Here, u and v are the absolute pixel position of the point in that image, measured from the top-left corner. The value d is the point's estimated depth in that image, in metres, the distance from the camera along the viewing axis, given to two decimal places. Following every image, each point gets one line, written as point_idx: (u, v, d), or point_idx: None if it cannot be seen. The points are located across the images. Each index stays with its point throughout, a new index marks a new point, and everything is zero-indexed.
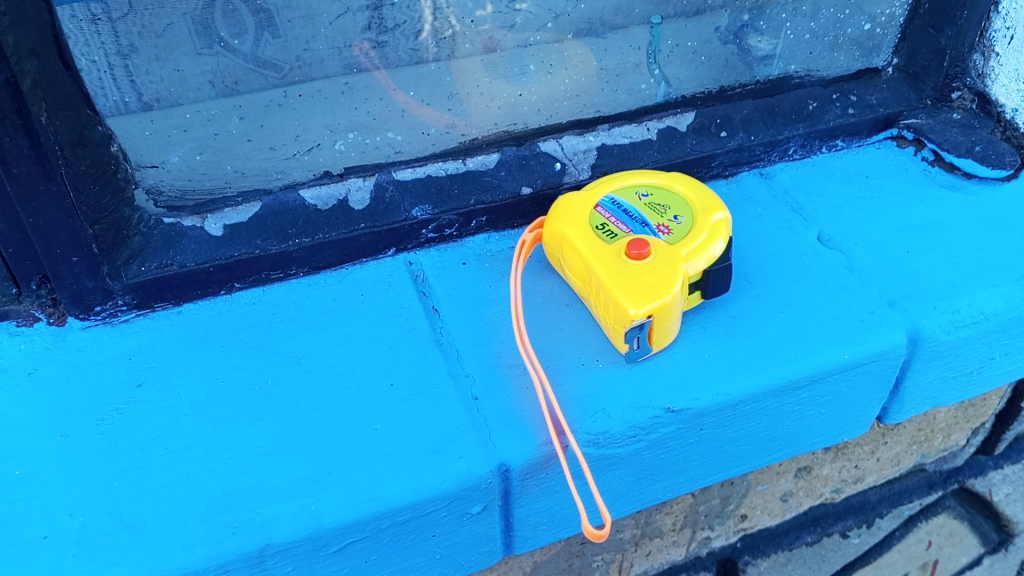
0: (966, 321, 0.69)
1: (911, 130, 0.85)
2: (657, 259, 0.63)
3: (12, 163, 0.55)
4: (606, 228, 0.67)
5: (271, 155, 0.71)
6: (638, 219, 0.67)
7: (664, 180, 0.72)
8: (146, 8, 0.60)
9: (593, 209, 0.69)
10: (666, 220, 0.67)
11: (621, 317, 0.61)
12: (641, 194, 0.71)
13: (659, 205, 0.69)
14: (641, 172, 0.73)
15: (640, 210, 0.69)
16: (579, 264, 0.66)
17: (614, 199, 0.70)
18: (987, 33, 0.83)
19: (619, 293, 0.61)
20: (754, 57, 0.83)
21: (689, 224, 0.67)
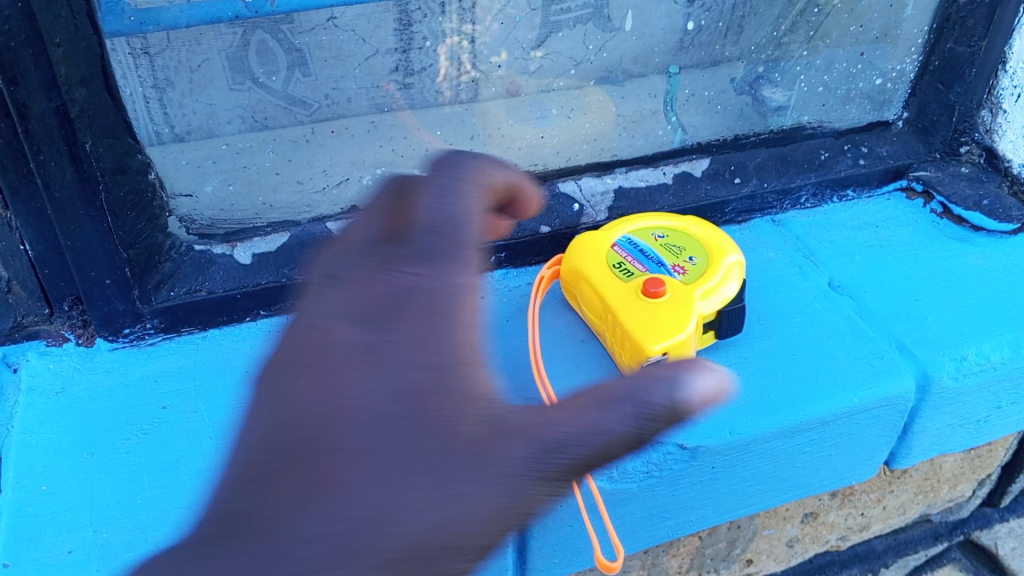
0: (974, 369, 0.71)
1: (920, 182, 0.88)
2: (671, 301, 0.65)
3: (56, 187, 0.58)
4: (623, 267, 0.69)
5: (300, 188, 0.73)
6: (654, 259, 0.69)
7: (682, 220, 0.74)
8: (183, 44, 0.63)
9: (611, 247, 0.71)
10: (682, 260, 0.69)
11: (633, 358, 0.63)
12: (657, 235, 0.73)
13: (675, 245, 0.71)
14: (658, 214, 0.75)
15: (657, 251, 0.71)
16: (595, 302, 0.68)
17: (631, 238, 0.72)
18: (995, 90, 0.85)
19: (635, 333, 0.63)
20: (768, 108, 0.85)
21: (704, 266, 0.68)
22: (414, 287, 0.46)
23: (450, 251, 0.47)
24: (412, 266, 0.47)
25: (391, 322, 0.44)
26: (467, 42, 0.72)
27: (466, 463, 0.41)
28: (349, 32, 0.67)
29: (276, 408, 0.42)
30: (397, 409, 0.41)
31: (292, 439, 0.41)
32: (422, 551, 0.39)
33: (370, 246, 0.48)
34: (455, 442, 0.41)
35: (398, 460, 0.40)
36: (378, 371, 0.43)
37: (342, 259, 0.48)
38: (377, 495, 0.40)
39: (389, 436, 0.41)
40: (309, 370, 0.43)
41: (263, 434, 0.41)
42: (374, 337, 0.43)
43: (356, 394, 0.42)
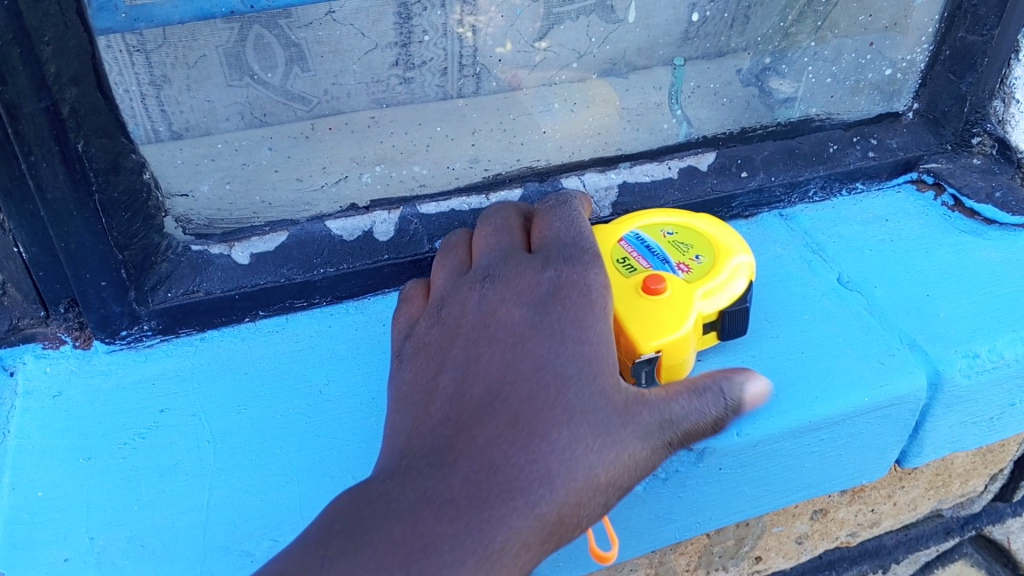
0: (986, 366, 0.69)
1: (931, 174, 0.86)
2: (671, 298, 0.63)
3: (48, 188, 0.57)
4: (626, 262, 0.67)
5: (299, 186, 0.72)
6: (659, 256, 0.68)
7: (690, 218, 0.72)
8: (180, 40, 0.61)
9: (617, 242, 0.70)
10: (688, 259, 0.68)
11: (627, 352, 0.61)
12: (665, 232, 0.71)
13: (683, 243, 0.70)
14: (667, 210, 0.74)
15: (663, 248, 0.69)
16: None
17: (637, 234, 0.71)
18: (1007, 80, 0.83)
19: (631, 328, 0.61)
20: (775, 100, 0.83)
21: (709, 264, 0.67)
22: (563, 280, 0.57)
23: (571, 244, 0.60)
24: (557, 264, 0.58)
25: (558, 307, 0.55)
26: (470, 33, 0.70)
27: (627, 412, 0.52)
28: (346, 26, 0.65)
29: (468, 364, 0.53)
30: (565, 365, 0.52)
31: (482, 387, 0.52)
32: (589, 484, 0.49)
33: (507, 244, 0.62)
34: (617, 402, 0.52)
35: (571, 408, 0.51)
36: (546, 339, 0.53)
37: (491, 254, 0.61)
38: (576, 437, 0.50)
39: (551, 387, 0.51)
40: (503, 338, 0.54)
41: (444, 378, 0.54)
42: (542, 308, 0.55)
43: (548, 356, 0.52)
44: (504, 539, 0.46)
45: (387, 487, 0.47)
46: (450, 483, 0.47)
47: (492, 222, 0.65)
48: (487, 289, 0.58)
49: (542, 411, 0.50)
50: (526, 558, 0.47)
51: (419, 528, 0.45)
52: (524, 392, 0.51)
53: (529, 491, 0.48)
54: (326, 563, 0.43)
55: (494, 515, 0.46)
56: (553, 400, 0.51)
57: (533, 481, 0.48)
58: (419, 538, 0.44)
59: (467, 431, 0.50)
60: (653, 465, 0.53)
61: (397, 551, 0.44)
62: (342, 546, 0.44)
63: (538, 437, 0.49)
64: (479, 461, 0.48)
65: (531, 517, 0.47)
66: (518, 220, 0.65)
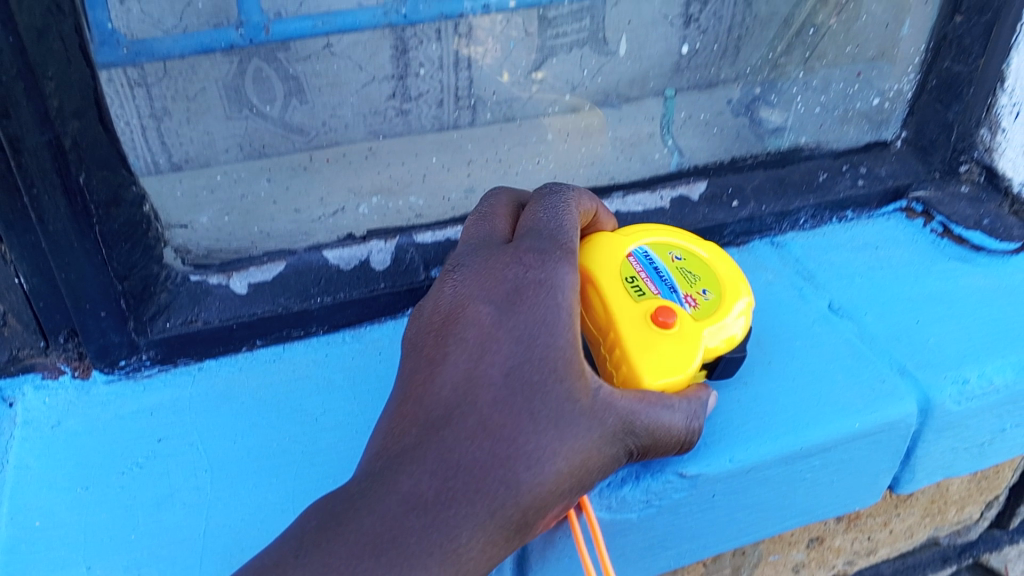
0: (977, 392, 0.70)
1: (920, 202, 0.87)
2: (679, 334, 0.61)
3: (50, 220, 0.58)
4: (636, 283, 0.65)
5: (297, 217, 0.74)
6: (668, 283, 0.67)
7: (698, 245, 0.71)
8: (180, 73, 0.63)
9: (627, 256, 0.67)
10: (695, 292, 0.66)
11: (631, 383, 0.60)
12: (673, 257, 0.70)
13: (690, 273, 0.69)
14: (675, 232, 0.72)
15: (671, 274, 0.68)
16: (599, 314, 0.64)
17: (647, 254, 0.69)
18: (995, 108, 0.83)
19: (638, 362, 0.60)
20: (765, 129, 0.87)
21: (716, 300, 0.66)
22: (534, 274, 0.53)
23: (550, 236, 0.57)
24: (535, 257, 0.55)
25: (526, 303, 0.52)
26: (470, 62, 0.75)
27: (596, 412, 0.51)
28: (345, 59, 0.68)
29: (437, 359, 0.51)
30: (537, 364, 0.50)
31: (453, 382, 0.50)
32: (549, 490, 0.48)
33: (487, 235, 0.59)
34: (584, 403, 0.50)
35: (539, 410, 0.49)
36: (518, 334, 0.51)
37: (470, 244, 0.58)
38: (542, 439, 0.49)
39: (525, 385, 0.49)
40: (473, 330, 0.51)
41: (413, 371, 0.52)
42: (517, 302, 0.52)
43: (522, 354, 0.50)
44: (470, 537, 0.46)
45: (359, 488, 0.46)
46: (418, 482, 0.46)
47: (479, 214, 0.62)
48: (461, 279, 0.55)
49: (515, 414, 0.49)
50: (493, 554, 0.47)
51: (387, 527, 0.45)
52: (494, 391, 0.49)
53: (496, 491, 0.47)
54: (299, 558, 0.43)
55: (461, 512, 0.46)
56: (525, 399, 0.49)
57: (501, 483, 0.47)
58: (389, 533, 0.44)
59: (436, 428, 0.48)
60: (612, 465, 0.52)
61: (365, 547, 0.44)
62: (315, 540, 0.44)
63: (508, 437, 0.48)
64: (447, 459, 0.47)
65: (497, 515, 0.47)
66: (507, 210, 0.62)
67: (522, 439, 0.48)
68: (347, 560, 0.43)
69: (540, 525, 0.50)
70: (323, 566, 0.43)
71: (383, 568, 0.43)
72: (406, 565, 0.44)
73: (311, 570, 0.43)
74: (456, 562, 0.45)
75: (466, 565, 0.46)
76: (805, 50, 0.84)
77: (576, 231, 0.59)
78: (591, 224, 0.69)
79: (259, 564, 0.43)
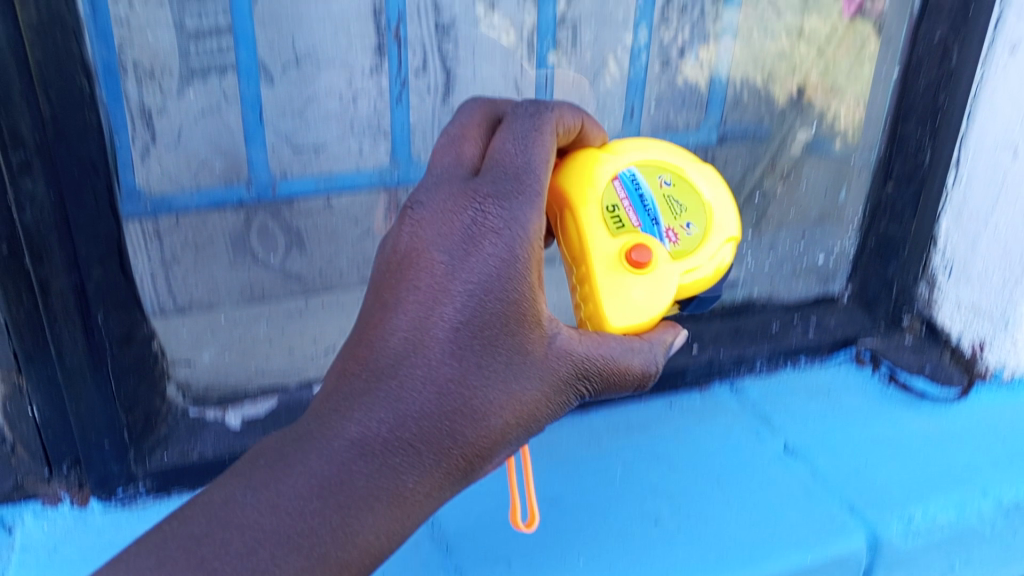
0: (922, 530, 0.75)
1: (869, 351, 0.95)
2: (652, 282, 0.62)
3: (67, 355, 0.65)
4: (617, 216, 0.64)
5: (291, 355, 0.83)
6: (651, 215, 0.65)
7: (695, 170, 0.67)
8: (192, 226, 0.76)
9: (611, 181, 0.65)
10: (679, 226, 0.65)
11: (592, 325, 0.62)
12: (664, 180, 0.66)
13: (678, 201, 0.66)
14: (670, 148, 0.68)
15: (657, 203, 0.65)
16: (572, 241, 0.64)
17: (635, 175, 0.66)
18: (930, 267, 0.93)
19: (605, 313, 0.61)
20: (724, 283, 0.95)
21: (698, 239, 0.65)
22: (488, 219, 0.53)
23: (517, 176, 0.55)
24: (496, 202, 0.53)
25: (483, 250, 0.52)
26: None
27: (546, 361, 0.54)
28: (337, 216, 0.81)
29: (390, 305, 0.52)
30: (488, 321, 0.52)
31: (401, 334, 0.51)
32: (491, 434, 0.52)
33: (452, 164, 0.56)
34: (529, 352, 0.53)
35: (487, 361, 0.52)
36: (470, 289, 0.52)
37: (433, 172, 0.56)
38: (487, 386, 0.52)
39: (474, 341, 0.52)
40: (427, 278, 0.52)
41: (369, 315, 0.53)
42: (473, 251, 0.52)
43: (472, 311, 0.52)
44: (416, 479, 0.50)
45: (308, 428, 0.49)
46: (366, 427, 0.49)
47: (446, 136, 0.58)
48: (418, 216, 0.54)
49: (463, 370, 0.51)
50: (437, 491, 0.51)
51: (335, 470, 0.48)
52: (444, 343, 0.51)
53: (441, 441, 0.50)
54: (248, 493, 0.47)
55: (408, 459, 0.49)
56: (474, 354, 0.52)
57: (447, 433, 0.50)
58: (336, 474, 0.48)
59: (384, 377, 0.50)
60: (556, 413, 0.56)
61: (314, 486, 0.47)
62: (264, 476, 0.47)
63: (456, 390, 0.51)
64: (394, 407, 0.50)
65: (442, 463, 0.50)
66: (479, 129, 0.59)
67: (466, 386, 0.51)
68: (295, 498, 0.47)
69: (485, 467, 0.54)
70: (271, 502, 0.46)
71: (332, 506, 0.47)
72: (353, 504, 0.48)
73: (260, 505, 0.46)
74: (401, 499, 0.49)
75: (408, 502, 0.50)
76: (750, 220, 0.96)
77: (546, 168, 0.56)
78: (577, 137, 0.65)
79: (211, 497, 0.47)
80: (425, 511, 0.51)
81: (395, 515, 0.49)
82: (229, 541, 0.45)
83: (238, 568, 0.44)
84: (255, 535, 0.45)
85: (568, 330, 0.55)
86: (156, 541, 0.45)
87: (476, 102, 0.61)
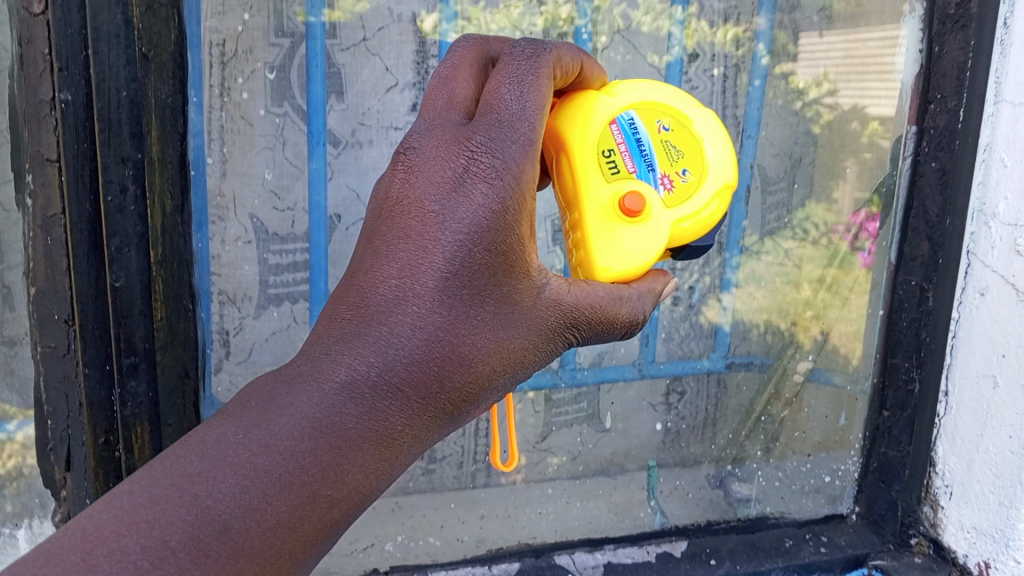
0: None
1: (879, 569, 1.00)
2: (644, 227, 0.71)
3: None
4: (614, 162, 0.72)
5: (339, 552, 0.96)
6: (647, 162, 0.73)
7: (693, 115, 0.75)
8: None
9: (608, 125, 0.73)
10: (673, 173, 0.74)
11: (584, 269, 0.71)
12: (661, 126, 0.74)
13: (673, 146, 0.74)
14: (670, 94, 0.75)
15: (652, 148, 0.74)
16: (570, 184, 0.72)
17: (633, 120, 0.74)
18: (933, 488, 1.00)
19: (598, 257, 0.70)
20: (734, 498, 1.10)
21: (692, 185, 0.74)
22: (478, 167, 0.56)
23: (510, 123, 0.57)
24: (485, 148, 0.56)
25: (472, 194, 0.55)
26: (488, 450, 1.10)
27: (533, 310, 0.59)
28: None
29: (381, 254, 0.55)
30: (476, 270, 0.55)
31: (392, 282, 0.54)
32: (479, 380, 0.57)
33: (445, 107, 0.60)
34: (516, 302, 0.58)
35: (476, 313, 0.56)
36: (460, 238, 0.55)
37: (429, 114, 0.60)
38: (476, 335, 0.56)
39: (463, 290, 0.55)
40: (419, 225, 0.55)
41: (360, 260, 0.56)
42: (462, 197, 0.55)
43: (461, 260, 0.55)
44: (402, 420, 0.54)
45: (299, 371, 0.53)
46: (354, 370, 0.53)
47: (440, 73, 0.62)
48: (411, 165, 0.57)
49: (452, 320, 0.55)
50: (425, 431, 0.56)
51: (323, 413, 0.51)
52: (433, 293, 0.55)
53: (429, 386, 0.55)
54: (239, 434, 0.49)
55: (396, 402, 0.53)
56: (463, 304, 0.55)
57: (435, 379, 0.55)
58: (325, 417, 0.51)
59: (374, 324, 0.54)
60: (542, 359, 0.61)
61: (304, 427, 0.50)
62: (255, 417, 0.50)
63: (444, 337, 0.55)
64: (383, 352, 0.53)
65: (428, 406, 0.55)
66: (471, 69, 0.63)
67: (455, 335, 0.55)
68: (286, 439, 0.49)
69: (472, 409, 0.59)
70: (263, 442, 0.49)
71: (322, 446, 0.50)
72: (342, 445, 0.51)
73: (252, 445, 0.49)
74: (389, 440, 0.53)
75: (397, 439, 0.54)
76: (760, 443, 1.14)
77: (540, 114, 0.59)
78: (579, 78, 0.72)
79: (202, 437, 0.49)
80: (412, 448, 0.55)
81: (383, 453, 0.53)
82: (222, 479, 0.47)
83: (231, 508, 0.47)
84: (248, 475, 0.48)
85: (558, 280, 0.60)
86: (149, 480, 0.47)
87: (467, 40, 0.65)
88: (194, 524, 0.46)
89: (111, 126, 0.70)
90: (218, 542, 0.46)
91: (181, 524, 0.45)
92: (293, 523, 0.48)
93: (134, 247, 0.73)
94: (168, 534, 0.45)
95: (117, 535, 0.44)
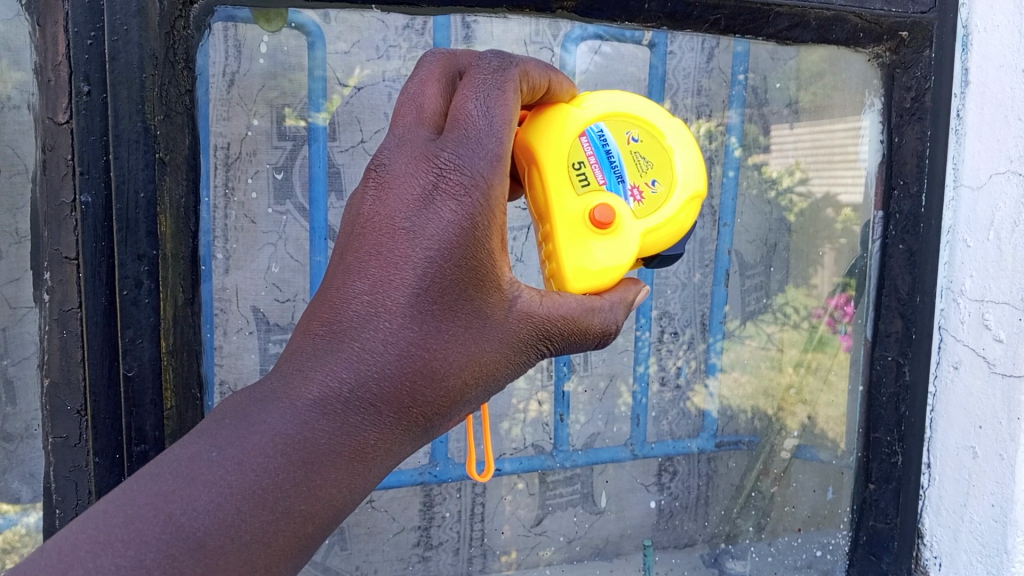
0: None
1: None
2: (614, 238, 0.71)
3: None
4: (584, 175, 0.72)
5: None
6: (617, 172, 0.73)
7: (663, 127, 0.75)
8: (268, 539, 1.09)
9: (578, 138, 0.73)
10: (644, 183, 0.74)
11: (557, 281, 0.72)
12: (630, 137, 0.75)
13: (643, 157, 0.74)
14: (639, 103, 0.76)
15: (623, 160, 0.74)
16: (541, 197, 0.73)
17: (603, 131, 0.74)
18: (922, 560, 1.04)
19: (568, 270, 0.70)
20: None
21: (662, 196, 0.74)
22: (446, 184, 0.57)
23: (477, 138, 0.58)
24: (452, 164, 0.57)
25: (439, 211, 0.57)
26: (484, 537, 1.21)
27: (506, 323, 0.60)
28: (381, 515, 1.16)
29: (353, 271, 0.57)
30: (447, 286, 0.57)
31: (363, 299, 0.56)
32: (453, 391, 0.58)
33: (415, 123, 0.61)
34: (487, 314, 0.59)
35: (447, 328, 0.57)
36: (431, 254, 0.56)
37: (398, 131, 0.61)
38: (448, 348, 0.57)
39: (435, 305, 0.57)
40: (390, 242, 0.57)
41: (334, 277, 0.58)
42: (432, 215, 0.57)
43: (431, 276, 0.56)
44: (376, 434, 0.55)
45: (273, 388, 0.54)
46: (327, 386, 0.54)
47: (409, 88, 0.63)
48: (382, 182, 0.59)
49: (426, 335, 0.57)
50: (399, 444, 0.57)
51: (297, 429, 0.52)
52: (406, 309, 0.56)
53: (403, 400, 0.56)
54: (213, 453, 0.50)
55: (369, 417, 0.54)
56: (435, 319, 0.57)
57: (408, 393, 0.56)
58: (298, 433, 0.52)
59: (346, 340, 0.55)
60: (516, 371, 0.63)
61: (276, 443, 0.51)
62: (228, 435, 0.51)
63: (417, 353, 0.56)
64: (355, 368, 0.55)
65: (401, 420, 0.56)
66: (441, 79, 0.63)
67: (428, 348, 0.57)
68: (259, 457, 0.50)
69: (447, 421, 0.60)
70: (236, 459, 0.50)
71: (295, 462, 0.51)
72: (315, 460, 0.52)
73: (226, 462, 0.50)
74: (362, 455, 0.54)
75: (371, 453, 0.55)
76: (751, 519, 1.21)
77: (509, 128, 0.60)
78: (549, 91, 0.72)
79: (178, 455, 0.51)
80: (385, 462, 0.56)
81: (355, 468, 0.54)
82: (196, 496, 0.48)
83: (205, 525, 0.48)
84: (221, 492, 0.49)
85: (529, 293, 0.62)
86: (123, 500, 0.48)
87: (437, 53, 0.66)
88: (169, 542, 0.47)
89: (129, 226, 0.74)
90: (194, 559, 0.47)
91: (155, 543, 0.46)
92: (268, 538, 0.49)
93: (146, 338, 0.76)
94: (143, 553, 0.46)
95: (93, 555, 0.46)
